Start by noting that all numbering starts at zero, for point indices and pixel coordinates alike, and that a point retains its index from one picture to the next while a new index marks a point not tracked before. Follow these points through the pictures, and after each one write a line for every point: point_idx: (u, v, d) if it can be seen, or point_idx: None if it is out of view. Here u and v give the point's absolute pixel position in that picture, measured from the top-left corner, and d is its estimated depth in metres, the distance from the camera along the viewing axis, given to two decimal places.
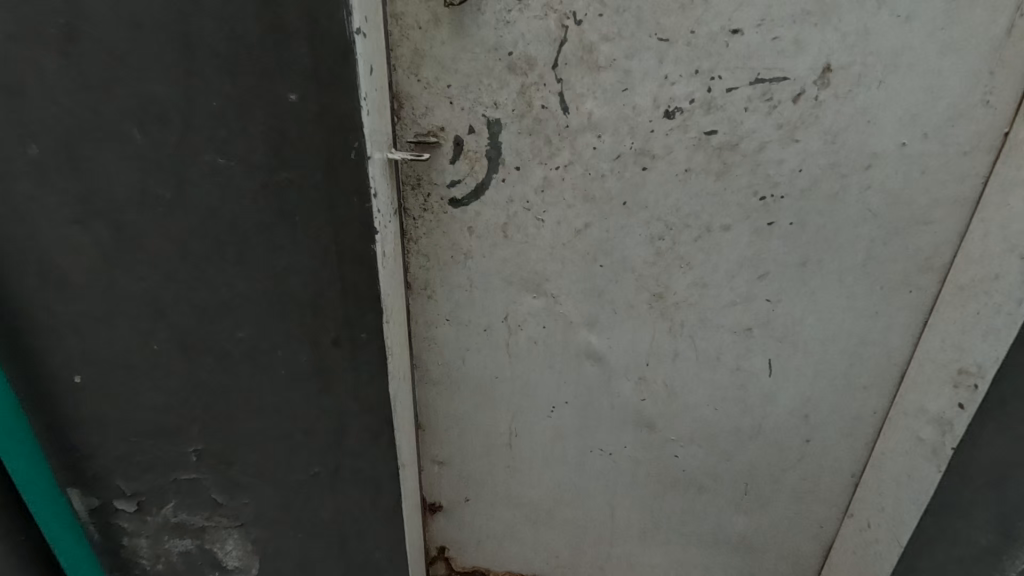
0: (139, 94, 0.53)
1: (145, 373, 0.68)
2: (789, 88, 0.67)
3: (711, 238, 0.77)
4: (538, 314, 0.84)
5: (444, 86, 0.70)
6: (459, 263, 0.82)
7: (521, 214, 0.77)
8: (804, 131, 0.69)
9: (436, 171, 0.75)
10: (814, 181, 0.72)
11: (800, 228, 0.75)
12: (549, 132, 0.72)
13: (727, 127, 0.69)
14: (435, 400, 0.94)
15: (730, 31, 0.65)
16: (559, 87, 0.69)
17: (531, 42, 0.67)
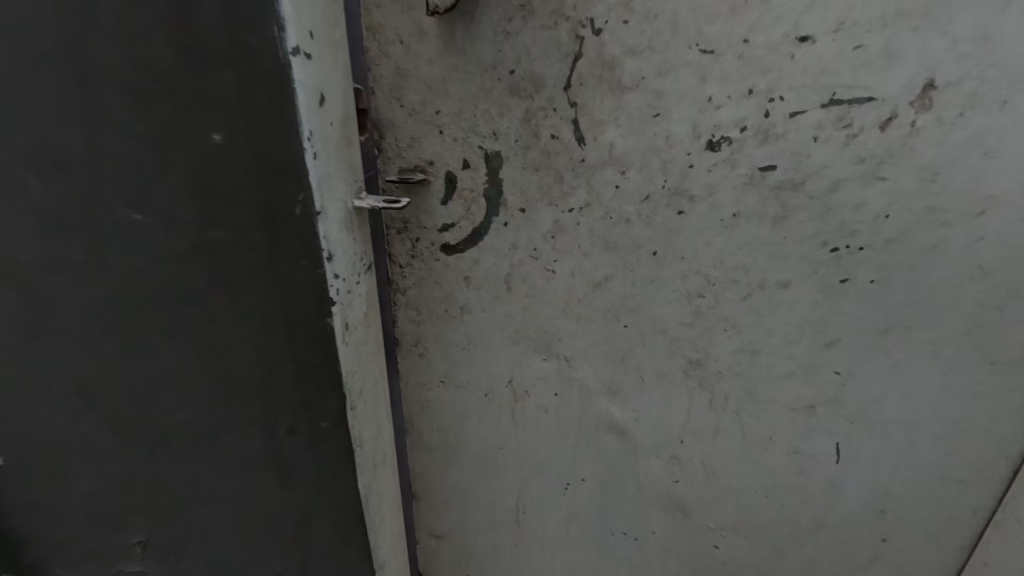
0: (18, 131, 0.40)
1: (38, 484, 0.51)
2: (874, 111, 0.51)
3: (764, 298, 0.61)
4: (549, 378, 0.70)
5: (433, 112, 0.57)
6: (455, 317, 0.69)
7: (527, 263, 0.64)
8: (892, 166, 0.53)
9: (425, 212, 0.63)
10: (905, 230, 0.55)
11: (884, 287, 0.58)
12: (560, 168, 0.58)
13: (788, 160, 0.54)
14: (429, 469, 0.81)
15: (797, 39, 0.50)
16: (574, 112, 0.55)
17: (538, 58, 0.54)
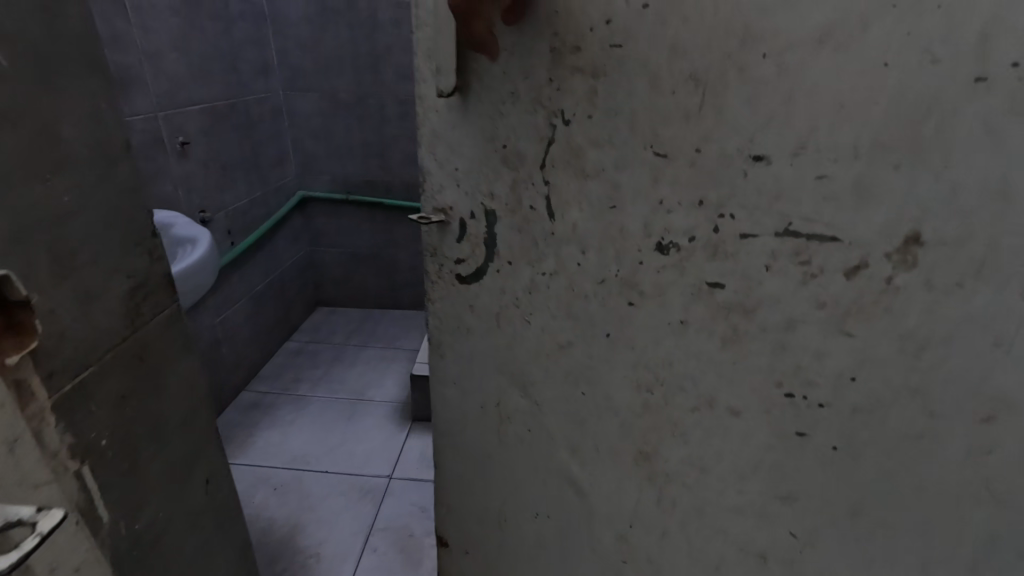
0: None
1: None
2: (838, 254, 0.42)
3: (714, 417, 0.55)
4: (525, 413, 0.76)
5: (453, 168, 0.69)
6: (463, 334, 0.80)
7: (512, 307, 0.71)
8: (861, 324, 0.43)
9: (447, 245, 0.76)
10: (879, 403, 0.44)
11: (853, 461, 0.47)
12: (537, 234, 0.63)
13: (739, 283, 0.48)
14: (444, 450, 0.96)
15: (751, 156, 0.44)
16: (545, 189, 0.60)
17: (521, 138, 0.60)
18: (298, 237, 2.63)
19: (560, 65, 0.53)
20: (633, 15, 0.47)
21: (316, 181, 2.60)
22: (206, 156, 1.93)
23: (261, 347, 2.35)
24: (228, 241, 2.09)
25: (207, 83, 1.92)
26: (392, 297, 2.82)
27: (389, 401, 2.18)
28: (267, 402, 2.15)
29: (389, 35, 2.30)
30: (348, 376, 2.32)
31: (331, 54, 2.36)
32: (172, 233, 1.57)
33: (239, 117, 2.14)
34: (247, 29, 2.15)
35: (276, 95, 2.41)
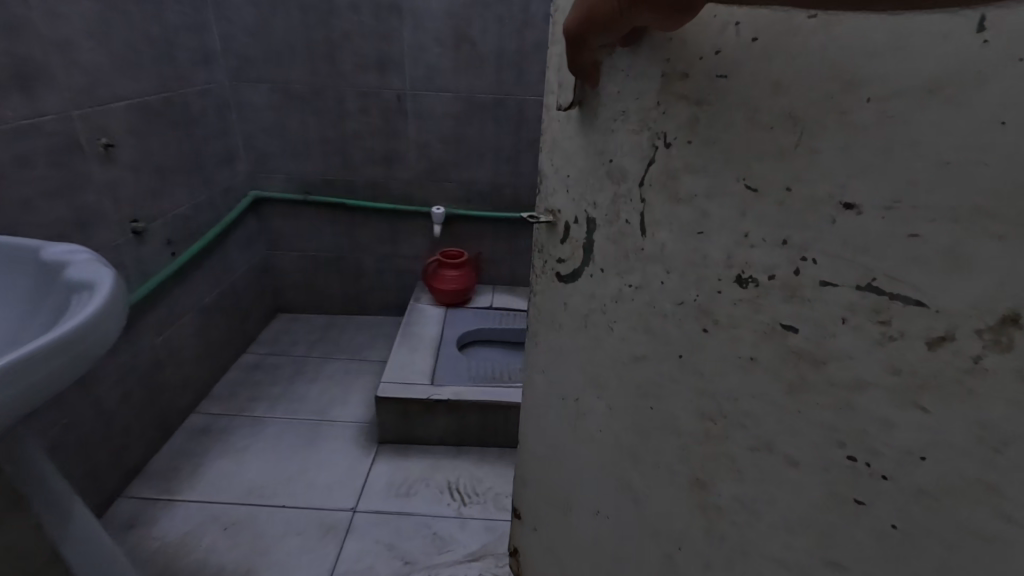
0: None
1: None
2: (920, 322, 0.38)
3: (769, 462, 0.51)
4: (598, 417, 0.75)
5: (565, 175, 0.73)
6: (553, 328, 0.85)
7: (597, 314, 0.71)
8: (933, 401, 0.39)
9: (552, 246, 0.80)
10: (947, 489, 0.40)
11: (909, 544, 0.43)
12: (629, 248, 0.62)
13: (811, 330, 0.45)
14: (529, 426, 1.01)
15: (842, 203, 0.40)
16: (642, 207, 0.58)
17: (626, 154, 0.58)
18: (252, 240, 2.09)
19: (666, 89, 0.51)
20: (740, 46, 0.43)
21: (270, 181, 2.03)
22: (139, 158, 1.46)
23: (211, 367, 1.91)
24: (166, 252, 1.61)
25: (136, 80, 1.42)
26: (358, 303, 2.32)
27: (355, 421, 1.77)
28: (219, 425, 1.75)
29: (348, 18, 1.71)
30: (308, 394, 1.90)
31: (281, 43, 1.77)
32: (63, 277, 0.83)
33: (177, 114, 1.60)
34: (182, 9, 1.57)
35: (219, 86, 1.79)
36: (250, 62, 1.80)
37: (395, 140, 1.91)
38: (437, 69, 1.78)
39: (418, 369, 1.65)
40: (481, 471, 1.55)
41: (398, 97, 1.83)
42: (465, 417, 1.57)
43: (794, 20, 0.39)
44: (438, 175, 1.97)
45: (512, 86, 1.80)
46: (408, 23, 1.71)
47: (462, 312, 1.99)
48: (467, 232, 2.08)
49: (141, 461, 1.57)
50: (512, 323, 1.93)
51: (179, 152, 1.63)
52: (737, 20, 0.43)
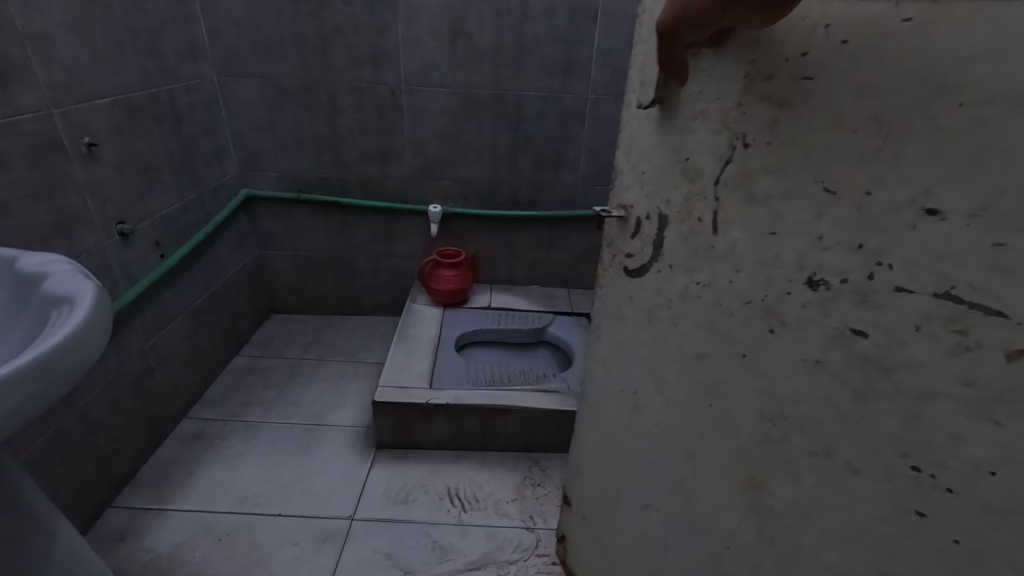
0: None
1: None
2: (998, 332, 0.36)
3: (830, 468, 0.50)
4: (657, 408, 0.77)
5: (641, 172, 0.75)
6: (618, 320, 0.87)
7: (662, 309, 0.73)
8: (1007, 414, 0.37)
9: (622, 240, 0.82)
10: (1018, 510, 0.37)
11: (973, 563, 0.40)
12: (699, 246, 0.63)
13: (883, 336, 0.44)
14: (587, 413, 1.05)
15: (924, 209, 0.39)
16: (716, 206, 0.59)
17: (703, 154, 0.60)
18: (243, 242, 2.04)
19: (749, 90, 0.52)
20: (831, 49, 0.43)
21: (262, 179, 1.97)
22: (125, 157, 1.40)
23: (204, 371, 1.86)
24: (155, 254, 1.55)
25: (120, 75, 1.36)
26: (352, 303, 2.28)
27: (352, 426, 1.72)
28: (212, 432, 1.69)
29: (340, 12, 1.65)
30: (303, 398, 1.85)
31: (271, 37, 1.70)
32: (41, 290, 0.76)
33: (163, 111, 1.53)
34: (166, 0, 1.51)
35: (208, 82, 1.73)
36: (239, 57, 1.73)
37: (389, 137, 1.86)
38: (433, 64, 1.73)
39: (416, 373, 1.61)
40: (481, 478, 1.50)
41: (393, 93, 1.78)
42: (464, 421, 1.53)
43: (890, 23, 0.39)
44: (434, 172, 1.92)
45: (509, 81, 1.76)
46: (402, 17, 1.66)
47: (459, 312, 1.95)
48: (464, 231, 2.05)
49: (132, 470, 1.51)
50: (511, 324, 1.89)
51: (168, 150, 1.57)
52: (828, 23, 0.43)
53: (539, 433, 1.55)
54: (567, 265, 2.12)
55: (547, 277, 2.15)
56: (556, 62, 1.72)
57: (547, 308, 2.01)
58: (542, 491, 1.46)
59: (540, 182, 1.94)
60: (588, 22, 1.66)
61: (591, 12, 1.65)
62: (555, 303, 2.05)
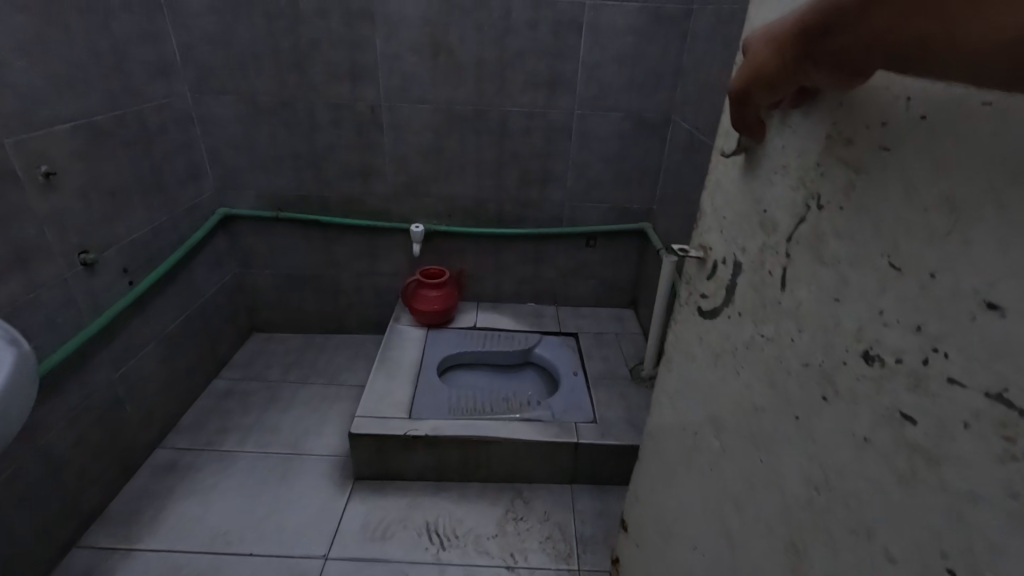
0: None
1: None
2: None
3: (867, 553, 0.46)
4: (714, 454, 0.73)
5: (722, 216, 0.73)
6: (684, 358, 0.84)
7: (727, 355, 0.70)
8: None
9: (697, 280, 0.80)
10: None
11: None
12: (765, 298, 0.61)
13: (932, 426, 0.40)
14: (651, 449, 1.00)
15: (986, 301, 0.36)
16: (785, 262, 0.57)
17: (780, 208, 0.58)
18: (221, 260, 1.92)
19: (828, 152, 0.50)
20: (909, 123, 0.41)
21: (241, 199, 1.87)
22: (90, 183, 1.32)
23: (182, 395, 1.73)
24: (122, 281, 1.44)
25: (82, 98, 1.27)
26: (337, 319, 2.15)
27: (331, 454, 1.62)
28: (185, 463, 1.56)
29: (316, 26, 1.59)
30: (284, 423, 1.73)
31: (245, 52, 1.63)
32: None
33: (129, 134, 1.44)
34: (133, 19, 1.43)
35: (180, 99, 1.65)
36: (212, 72, 1.65)
37: (370, 154, 1.80)
38: (415, 79, 1.67)
39: (396, 401, 1.56)
40: (461, 511, 1.45)
41: (373, 109, 1.72)
42: (446, 453, 1.47)
43: (969, 104, 0.36)
44: (417, 189, 1.86)
45: (493, 96, 1.70)
46: (381, 32, 1.60)
47: (444, 333, 1.89)
48: (449, 248, 1.99)
49: (99, 506, 1.40)
50: (497, 346, 1.84)
51: (138, 173, 1.48)
52: (908, 96, 0.41)
53: (522, 462, 1.50)
54: (556, 281, 2.07)
55: (536, 294, 2.10)
56: (541, 76, 1.68)
57: (534, 328, 1.96)
58: (524, 526, 1.41)
59: (527, 199, 1.89)
60: (572, 35, 1.62)
61: (576, 25, 1.60)
62: (544, 322, 2.00)
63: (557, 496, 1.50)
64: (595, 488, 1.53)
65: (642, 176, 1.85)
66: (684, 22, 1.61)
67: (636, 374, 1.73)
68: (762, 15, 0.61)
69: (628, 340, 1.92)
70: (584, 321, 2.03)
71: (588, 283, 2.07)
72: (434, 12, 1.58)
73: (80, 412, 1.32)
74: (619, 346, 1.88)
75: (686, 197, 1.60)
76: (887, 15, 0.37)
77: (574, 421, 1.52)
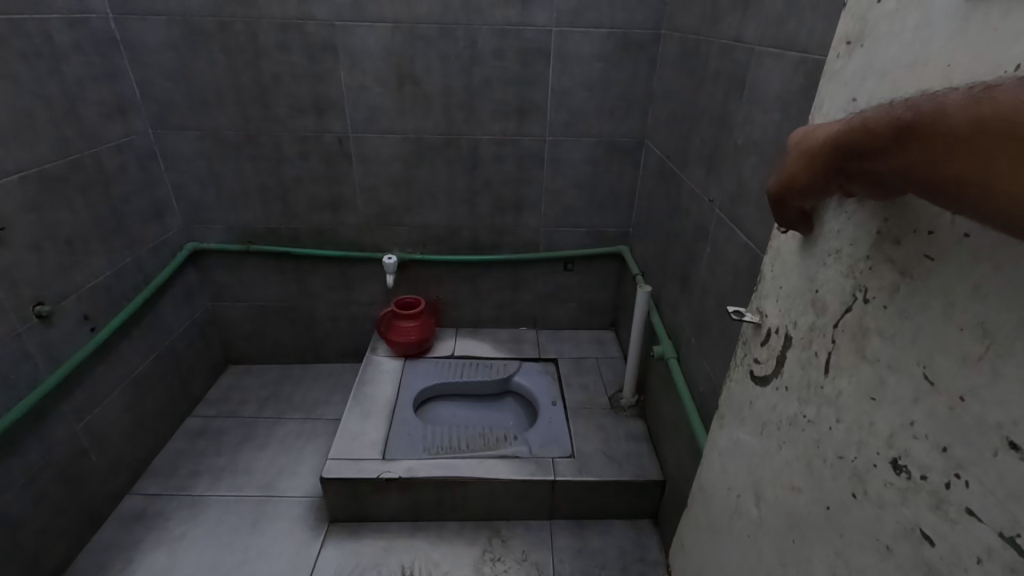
0: None
1: None
2: None
3: None
4: (753, 525, 0.69)
5: (777, 285, 0.66)
6: (731, 419, 0.79)
7: (773, 428, 0.65)
8: None
9: (751, 345, 0.73)
10: None
11: None
12: (810, 380, 0.57)
13: (949, 554, 0.39)
14: (694, 502, 0.94)
15: (1008, 440, 0.35)
16: (830, 347, 0.54)
17: (831, 291, 0.54)
18: (192, 295, 1.88)
19: (877, 247, 0.47)
20: (953, 239, 0.39)
21: (210, 233, 1.83)
22: (41, 232, 1.28)
23: (152, 439, 1.69)
24: (84, 329, 1.40)
25: (30, 147, 1.24)
26: (313, 349, 2.12)
27: (305, 496, 1.59)
28: (155, 510, 1.53)
29: (277, 60, 1.56)
30: (257, 464, 1.69)
31: (207, 88, 1.59)
32: None
33: (85, 177, 1.40)
34: (85, 61, 1.40)
35: (141, 137, 1.61)
36: (174, 108, 1.62)
37: (339, 185, 1.77)
38: (381, 111, 1.64)
39: (370, 442, 1.53)
40: (437, 553, 1.42)
41: (340, 141, 1.69)
42: (421, 494, 1.45)
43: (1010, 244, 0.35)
44: (388, 219, 1.84)
45: (462, 125, 1.68)
46: (345, 63, 1.57)
47: (419, 364, 1.86)
48: (425, 276, 1.96)
49: (63, 562, 1.36)
50: (474, 377, 1.81)
51: (97, 217, 1.45)
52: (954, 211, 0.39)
53: (500, 500, 1.47)
54: (534, 305, 2.05)
55: (514, 319, 2.08)
56: (509, 104, 1.65)
57: (512, 355, 1.93)
58: (501, 568, 1.38)
59: (501, 225, 1.87)
60: (539, 63, 1.60)
61: (543, 53, 1.58)
62: (522, 348, 1.98)
63: (536, 534, 1.47)
64: (574, 524, 1.50)
65: (616, 200, 1.83)
66: (653, 47, 1.58)
67: (614, 403, 1.71)
68: (827, 90, 0.56)
69: (607, 365, 1.90)
70: (563, 346, 2.01)
71: (567, 306, 2.05)
72: (398, 44, 1.55)
73: (38, 469, 1.28)
74: (598, 372, 1.86)
75: (657, 224, 1.58)
76: (920, 148, 0.36)
77: (551, 457, 1.50)
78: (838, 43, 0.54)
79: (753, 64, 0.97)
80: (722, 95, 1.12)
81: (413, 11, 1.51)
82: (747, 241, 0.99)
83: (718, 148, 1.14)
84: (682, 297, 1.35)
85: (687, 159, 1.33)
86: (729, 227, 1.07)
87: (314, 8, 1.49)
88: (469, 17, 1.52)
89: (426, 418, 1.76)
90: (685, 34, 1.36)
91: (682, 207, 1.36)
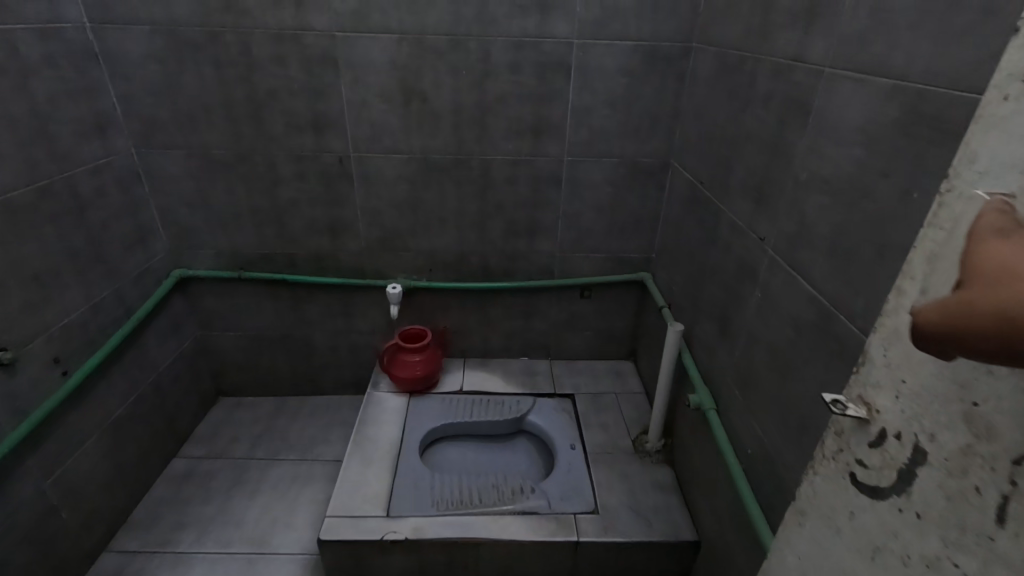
0: None
1: None
2: None
3: None
4: None
5: (901, 379, 0.53)
6: (814, 522, 0.65)
7: (892, 560, 0.52)
8: None
9: (851, 440, 0.60)
10: None
11: None
12: (967, 521, 0.44)
13: None
14: None
15: None
16: (1008, 490, 0.41)
17: (1010, 414, 0.41)
18: (179, 325, 1.73)
19: None
20: None
21: (198, 258, 1.69)
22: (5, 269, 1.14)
23: (133, 486, 1.54)
24: (54, 373, 1.26)
25: None
26: (310, 381, 1.97)
27: (302, 553, 1.45)
28: (133, 570, 1.38)
29: (272, 74, 1.42)
30: (248, 513, 1.55)
31: (194, 104, 1.45)
32: None
33: (58, 204, 1.26)
34: (58, 75, 1.26)
35: (123, 157, 1.47)
36: (159, 126, 1.48)
37: (339, 208, 1.63)
38: (384, 128, 1.51)
39: (371, 495, 1.38)
40: None
41: (340, 161, 1.55)
42: (427, 557, 1.30)
43: None
44: (392, 244, 1.70)
45: (474, 144, 1.54)
46: (346, 78, 1.43)
47: (426, 401, 1.72)
48: (430, 304, 1.82)
49: None
50: (485, 416, 1.67)
51: (71, 248, 1.31)
52: None
53: (516, 562, 1.33)
54: (548, 334, 1.91)
55: (526, 349, 1.94)
56: (524, 122, 1.52)
57: (526, 390, 1.79)
58: None
59: (513, 251, 1.73)
60: (559, 78, 1.46)
61: (562, 66, 1.44)
62: (536, 382, 1.84)
63: None
64: None
65: (638, 224, 1.70)
66: (682, 61, 1.45)
67: (639, 448, 1.57)
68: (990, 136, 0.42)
69: (627, 401, 1.76)
70: (579, 378, 1.87)
71: (583, 335, 1.91)
72: (404, 56, 1.41)
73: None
74: (618, 410, 1.72)
75: (688, 254, 1.44)
76: None
77: (572, 513, 1.36)
78: (1002, 80, 0.41)
79: (824, 89, 0.84)
80: (775, 121, 0.99)
81: (421, 21, 1.37)
82: (814, 294, 0.86)
83: (771, 181, 1.01)
84: (721, 341, 1.21)
85: (727, 188, 1.20)
86: (788, 273, 0.94)
87: (312, 18, 1.36)
88: (483, 28, 1.39)
89: (432, 462, 1.62)
90: (723, 48, 1.23)
91: (721, 240, 1.23)
